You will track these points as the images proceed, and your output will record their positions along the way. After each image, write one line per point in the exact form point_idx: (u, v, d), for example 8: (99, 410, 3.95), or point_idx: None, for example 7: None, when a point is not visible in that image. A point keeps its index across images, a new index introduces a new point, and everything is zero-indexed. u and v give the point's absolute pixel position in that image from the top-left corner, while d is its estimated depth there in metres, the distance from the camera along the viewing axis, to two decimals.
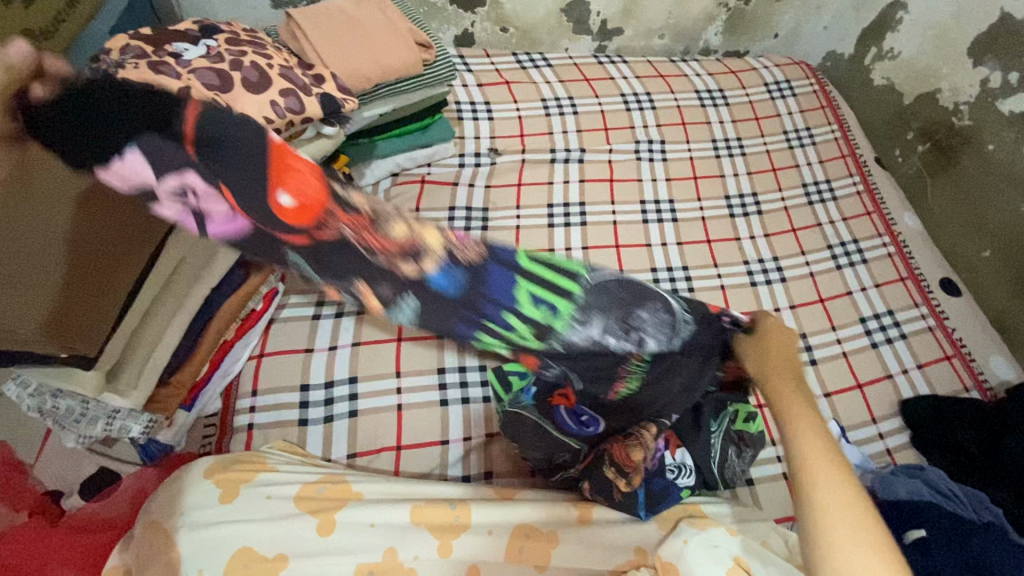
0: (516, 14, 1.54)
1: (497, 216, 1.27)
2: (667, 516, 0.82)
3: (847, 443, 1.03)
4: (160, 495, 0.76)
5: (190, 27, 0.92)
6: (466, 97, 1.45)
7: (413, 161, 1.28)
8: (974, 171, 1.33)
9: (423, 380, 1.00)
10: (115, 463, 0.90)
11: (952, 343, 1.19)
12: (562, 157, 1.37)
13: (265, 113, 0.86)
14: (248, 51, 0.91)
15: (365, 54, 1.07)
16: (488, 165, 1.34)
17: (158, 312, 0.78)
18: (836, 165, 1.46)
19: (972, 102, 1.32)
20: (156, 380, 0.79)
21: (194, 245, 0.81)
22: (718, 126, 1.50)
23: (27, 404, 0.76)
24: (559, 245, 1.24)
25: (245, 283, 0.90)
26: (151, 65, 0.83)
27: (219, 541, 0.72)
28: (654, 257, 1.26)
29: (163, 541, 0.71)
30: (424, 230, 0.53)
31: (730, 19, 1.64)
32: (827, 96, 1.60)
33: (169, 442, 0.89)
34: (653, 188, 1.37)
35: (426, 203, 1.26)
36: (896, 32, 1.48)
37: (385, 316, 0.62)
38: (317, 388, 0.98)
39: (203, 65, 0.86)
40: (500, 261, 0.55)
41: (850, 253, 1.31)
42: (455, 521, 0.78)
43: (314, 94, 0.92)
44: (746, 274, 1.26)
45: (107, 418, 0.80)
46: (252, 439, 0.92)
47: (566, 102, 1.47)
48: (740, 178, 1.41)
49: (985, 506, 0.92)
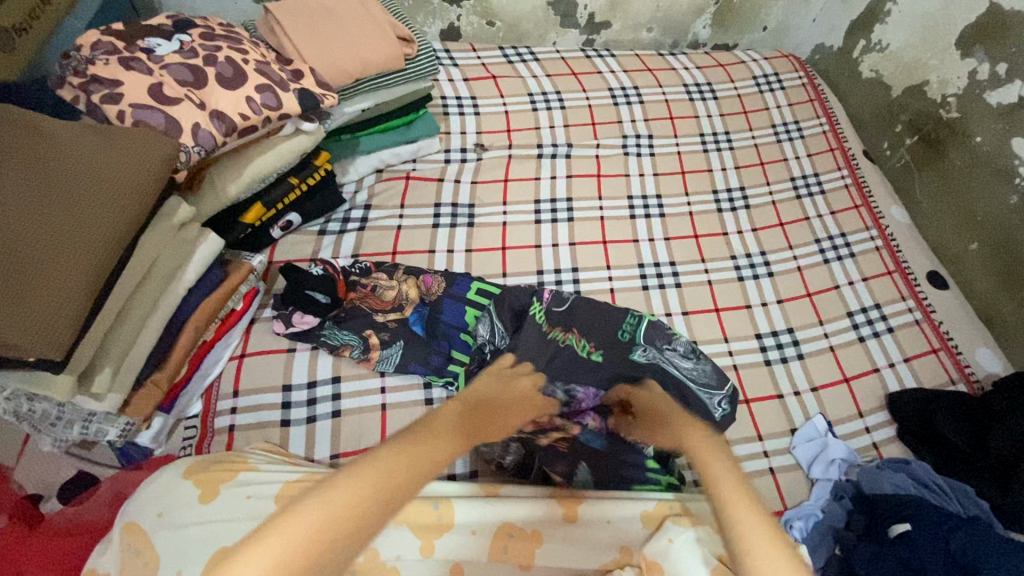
0: (502, 7, 1.52)
1: (483, 212, 1.25)
2: (652, 514, 0.81)
3: (833, 437, 1.04)
4: (138, 496, 0.75)
5: (163, 22, 0.91)
6: (451, 92, 1.43)
7: (398, 157, 1.27)
8: (961, 163, 1.32)
9: (406, 378, 0.99)
10: (94, 467, 0.89)
11: (939, 337, 1.19)
12: (549, 153, 1.36)
13: (241, 110, 0.84)
14: (223, 46, 0.89)
15: (345, 48, 1.05)
16: (474, 160, 1.33)
17: (132, 314, 0.78)
18: (824, 159, 1.46)
19: (960, 94, 1.31)
20: (131, 382, 0.78)
21: (167, 247, 0.80)
22: (706, 120, 1.49)
23: (2, 408, 0.74)
24: (546, 242, 1.23)
25: (223, 283, 0.90)
26: (123, 61, 0.81)
27: (197, 544, 0.70)
28: (641, 253, 1.25)
29: (142, 543, 0.71)
30: (406, 293, 1.04)
31: (718, 12, 1.62)
32: (816, 89, 1.59)
33: (149, 446, 0.88)
34: (640, 182, 1.36)
35: (411, 199, 1.24)
36: (885, 24, 1.47)
37: (375, 367, 1.00)
38: (300, 388, 0.97)
39: (176, 61, 0.84)
40: (453, 303, 1.03)
41: (838, 247, 1.31)
42: (439, 521, 0.77)
43: (292, 89, 0.90)
44: (734, 269, 1.25)
45: (83, 422, 0.79)
46: (234, 439, 0.91)
47: (554, 96, 1.45)
48: (728, 172, 1.41)
49: (970, 499, 0.93)
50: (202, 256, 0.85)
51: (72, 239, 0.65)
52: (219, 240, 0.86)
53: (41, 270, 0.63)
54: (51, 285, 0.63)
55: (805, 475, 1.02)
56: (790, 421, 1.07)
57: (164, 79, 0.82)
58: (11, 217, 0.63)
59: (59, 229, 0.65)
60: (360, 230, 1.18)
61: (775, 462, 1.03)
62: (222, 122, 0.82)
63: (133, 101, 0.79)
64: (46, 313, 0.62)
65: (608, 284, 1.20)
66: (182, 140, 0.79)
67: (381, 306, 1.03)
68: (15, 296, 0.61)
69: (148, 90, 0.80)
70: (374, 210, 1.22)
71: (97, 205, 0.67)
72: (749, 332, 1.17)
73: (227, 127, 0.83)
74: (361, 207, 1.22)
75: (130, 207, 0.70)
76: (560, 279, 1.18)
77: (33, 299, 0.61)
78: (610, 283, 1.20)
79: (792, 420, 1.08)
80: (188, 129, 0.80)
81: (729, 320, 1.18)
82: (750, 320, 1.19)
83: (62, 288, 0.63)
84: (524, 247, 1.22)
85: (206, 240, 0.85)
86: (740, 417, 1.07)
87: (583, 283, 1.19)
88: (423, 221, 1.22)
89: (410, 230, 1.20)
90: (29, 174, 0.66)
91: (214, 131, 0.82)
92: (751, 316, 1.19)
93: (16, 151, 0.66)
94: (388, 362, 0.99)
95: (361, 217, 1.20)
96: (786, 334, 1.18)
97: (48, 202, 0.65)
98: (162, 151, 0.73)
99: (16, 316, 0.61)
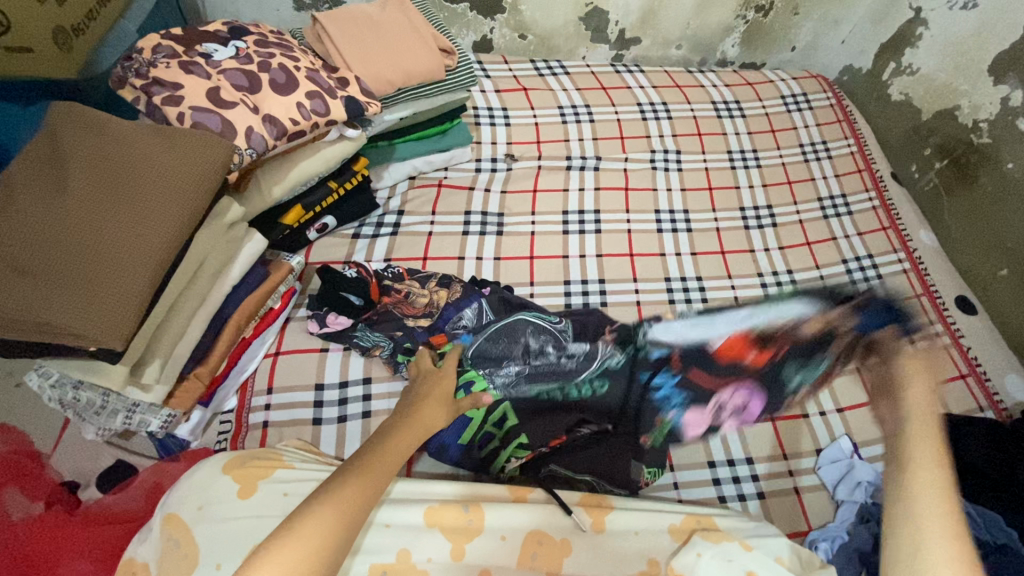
0: (535, 21, 1.55)
1: (513, 221, 1.27)
2: (679, 528, 0.81)
3: (859, 459, 1.02)
4: (178, 486, 0.75)
5: (219, 29, 0.94)
6: (483, 103, 1.46)
7: (431, 165, 1.30)
8: (993, 189, 1.32)
9: (391, 388, 0.99)
10: (131, 455, 0.91)
11: (967, 362, 1.18)
12: (578, 165, 1.38)
13: (291, 115, 0.87)
14: (276, 53, 0.92)
15: (388, 60, 1.08)
16: (504, 170, 1.35)
17: (182, 310, 0.80)
18: (852, 180, 1.46)
19: (992, 119, 1.31)
20: (177, 374, 0.80)
21: (216, 245, 0.83)
22: (734, 137, 1.50)
23: (49, 396, 0.77)
24: (573, 252, 1.24)
25: (264, 281, 0.93)
26: (183, 65, 0.84)
27: (235, 538, 0.70)
28: (668, 267, 1.26)
29: (181, 534, 0.71)
30: (438, 298, 1.05)
31: (748, 31, 1.64)
32: (844, 109, 1.60)
33: (185, 438, 0.90)
34: (668, 197, 1.37)
35: (443, 206, 1.27)
36: (916, 48, 1.48)
37: (383, 355, 1.01)
38: (332, 389, 0.99)
39: (232, 66, 0.87)
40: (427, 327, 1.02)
41: (865, 268, 1.30)
42: (469, 524, 0.78)
43: (339, 96, 0.93)
44: (760, 286, 1.26)
45: (126, 412, 0.80)
46: (267, 436, 0.92)
47: (583, 110, 1.47)
48: (755, 190, 1.42)
49: (1000, 527, 0.90)
50: (247, 255, 0.87)
51: (133, 235, 0.67)
52: (263, 240, 0.89)
53: (107, 263, 0.65)
54: (111, 278, 0.64)
55: (830, 494, 1.01)
56: (815, 440, 1.07)
57: (220, 84, 0.85)
58: (75, 215, 0.65)
59: (120, 226, 0.67)
60: (392, 235, 1.21)
61: (799, 482, 1.02)
62: (274, 127, 0.85)
63: (192, 104, 0.82)
64: (108, 305, 0.63)
65: (635, 297, 1.20)
66: (236, 143, 0.81)
67: (412, 312, 1.03)
68: (78, 289, 0.63)
69: (205, 93, 0.83)
70: (407, 216, 1.24)
71: (156, 201, 0.69)
72: None
73: (279, 132, 0.85)
74: (394, 212, 1.25)
75: (185, 203, 0.71)
76: (587, 291, 1.19)
77: (100, 291, 0.64)
78: (637, 296, 1.21)
79: (817, 441, 1.07)
80: (242, 132, 0.82)
81: None
82: None
83: (126, 280, 0.65)
84: (552, 257, 1.23)
85: (251, 241, 0.87)
86: (765, 434, 1.07)
87: (610, 295, 1.20)
88: (454, 228, 1.24)
89: (440, 237, 1.22)
90: (99, 173, 0.69)
91: (266, 135, 0.84)
92: None
93: (84, 151, 0.70)
94: (390, 353, 1.00)
95: (394, 222, 1.23)
96: None
97: (112, 199, 0.68)
98: (218, 151, 0.75)
99: (84, 307, 0.63)
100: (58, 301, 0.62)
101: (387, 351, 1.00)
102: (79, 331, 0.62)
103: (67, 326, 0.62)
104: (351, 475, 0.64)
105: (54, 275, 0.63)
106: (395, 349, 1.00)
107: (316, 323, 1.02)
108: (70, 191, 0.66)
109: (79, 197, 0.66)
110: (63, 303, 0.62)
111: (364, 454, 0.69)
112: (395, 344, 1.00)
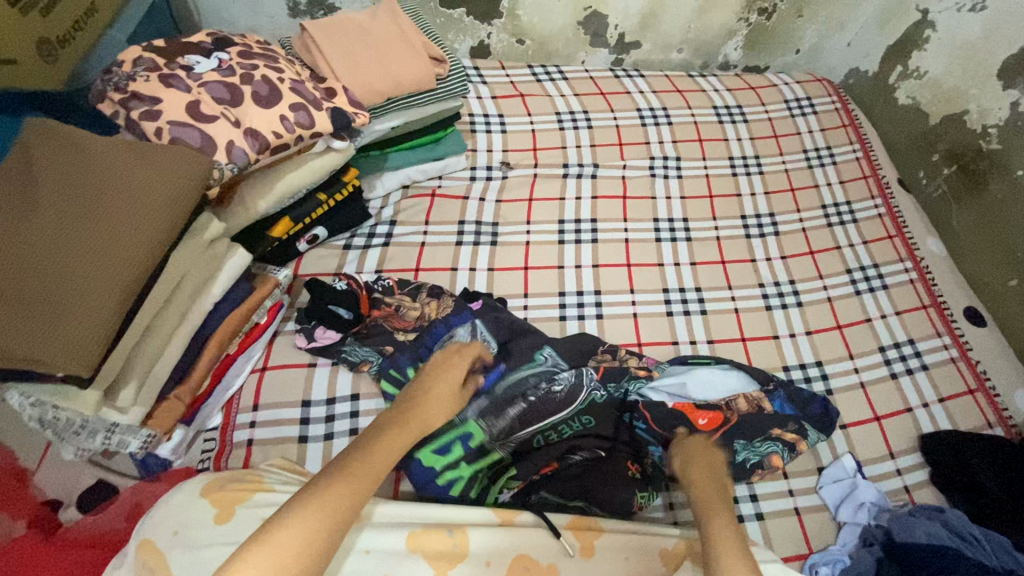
0: (532, 26, 1.52)
1: (508, 231, 1.25)
2: (672, 552, 0.78)
3: (863, 479, 0.99)
4: (155, 510, 0.73)
5: (203, 39, 0.92)
6: (480, 110, 1.44)
7: (425, 174, 1.27)
8: (1002, 197, 1.28)
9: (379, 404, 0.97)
10: (113, 476, 0.89)
11: (976, 377, 1.14)
12: (575, 172, 1.35)
13: (274, 128, 0.85)
14: (260, 64, 0.90)
15: (377, 69, 1.07)
16: (499, 178, 1.33)
17: (159, 329, 0.78)
18: (857, 187, 1.42)
19: (1001, 125, 1.27)
20: (155, 395, 0.78)
21: (194, 262, 0.81)
22: (736, 143, 1.47)
23: (28, 415, 0.74)
24: (568, 263, 1.22)
25: (249, 297, 0.91)
26: (163, 78, 0.83)
27: (209, 565, 0.68)
28: (667, 278, 1.23)
29: (155, 560, 0.69)
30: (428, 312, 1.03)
31: (751, 34, 1.60)
32: (850, 114, 1.56)
33: (168, 458, 0.88)
34: (667, 205, 1.34)
35: (436, 215, 1.25)
36: (923, 50, 1.44)
37: (370, 371, 0.98)
38: (319, 405, 0.97)
39: (214, 79, 0.85)
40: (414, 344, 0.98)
41: (870, 279, 1.27)
42: (453, 549, 0.75)
43: (325, 108, 0.90)
44: (761, 298, 1.23)
45: (106, 432, 0.79)
46: (252, 455, 0.91)
47: (582, 116, 1.45)
48: (757, 197, 1.38)
49: (1008, 552, 0.86)
50: (228, 273, 0.85)
51: (102, 257, 0.65)
52: (247, 255, 0.87)
53: (73, 287, 0.63)
54: (77, 303, 0.63)
55: (831, 516, 0.98)
56: (816, 459, 1.04)
57: (201, 97, 0.83)
58: (42, 237, 0.64)
59: (88, 248, 0.65)
60: (384, 246, 1.19)
61: (800, 502, 0.99)
62: (256, 140, 0.83)
63: (171, 118, 0.80)
64: (72, 331, 0.62)
65: (632, 309, 1.18)
66: (216, 158, 0.80)
67: (401, 326, 1.02)
68: (41, 314, 0.61)
69: (185, 107, 0.81)
70: (399, 226, 1.22)
71: (126, 223, 0.67)
72: (775, 364, 1.14)
73: (260, 145, 0.84)
74: (386, 222, 1.23)
75: (158, 224, 0.69)
76: (582, 303, 1.17)
77: (64, 317, 0.62)
78: (634, 308, 1.18)
79: (818, 459, 1.04)
80: (223, 147, 0.81)
81: (756, 350, 1.15)
82: (777, 351, 1.16)
83: (92, 306, 0.63)
84: (547, 267, 1.21)
85: (234, 255, 0.86)
86: None
87: (606, 307, 1.17)
88: (446, 238, 1.21)
89: (433, 247, 1.20)
90: (69, 193, 0.67)
91: (248, 148, 0.82)
92: (777, 347, 1.16)
93: (55, 169, 0.68)
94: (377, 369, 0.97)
95: (386, 233, 1.21)
96: (814, 367, 1.14)
97: (81, 220, 0.66)
98: (195, 169, 0.73)
99: (49, 332, 0.61)
100: (21, 328, 0.60)
101: (374, 368, 0.98)
102: (40, 359, 0.60)
103: (28, 354, 0.60)
104: (324, 486, 0.60)
105: (18, 299, 0.61)
106: (381, 363, 0.97)
107: (306, 337, 1.01)
108: (38, 211, 0.65)
109: (47, 219, 0.65)
110: (25, 329, 0.60)
111: (341, 463, 0.64)
112: (382, 360, 0.97)
